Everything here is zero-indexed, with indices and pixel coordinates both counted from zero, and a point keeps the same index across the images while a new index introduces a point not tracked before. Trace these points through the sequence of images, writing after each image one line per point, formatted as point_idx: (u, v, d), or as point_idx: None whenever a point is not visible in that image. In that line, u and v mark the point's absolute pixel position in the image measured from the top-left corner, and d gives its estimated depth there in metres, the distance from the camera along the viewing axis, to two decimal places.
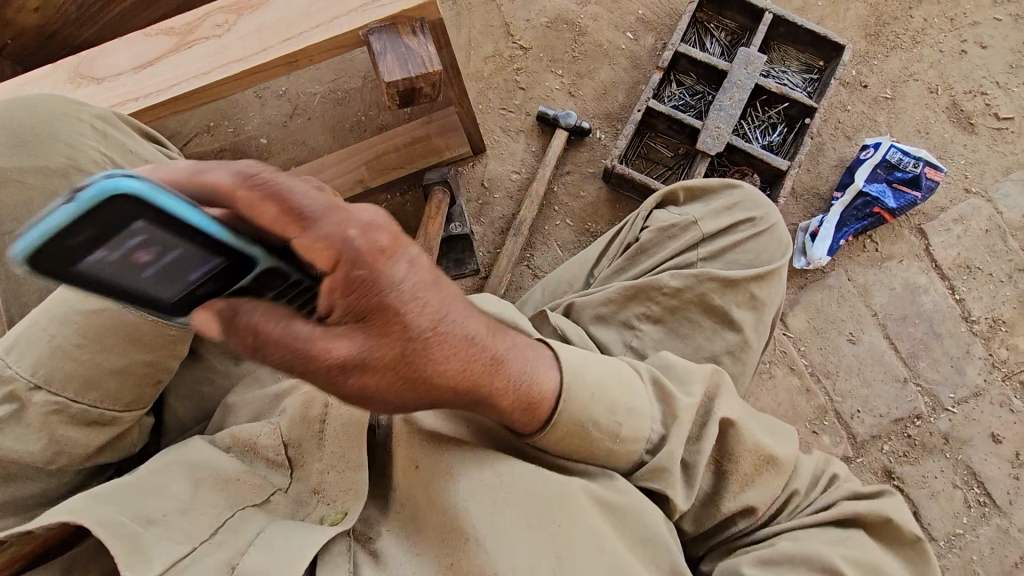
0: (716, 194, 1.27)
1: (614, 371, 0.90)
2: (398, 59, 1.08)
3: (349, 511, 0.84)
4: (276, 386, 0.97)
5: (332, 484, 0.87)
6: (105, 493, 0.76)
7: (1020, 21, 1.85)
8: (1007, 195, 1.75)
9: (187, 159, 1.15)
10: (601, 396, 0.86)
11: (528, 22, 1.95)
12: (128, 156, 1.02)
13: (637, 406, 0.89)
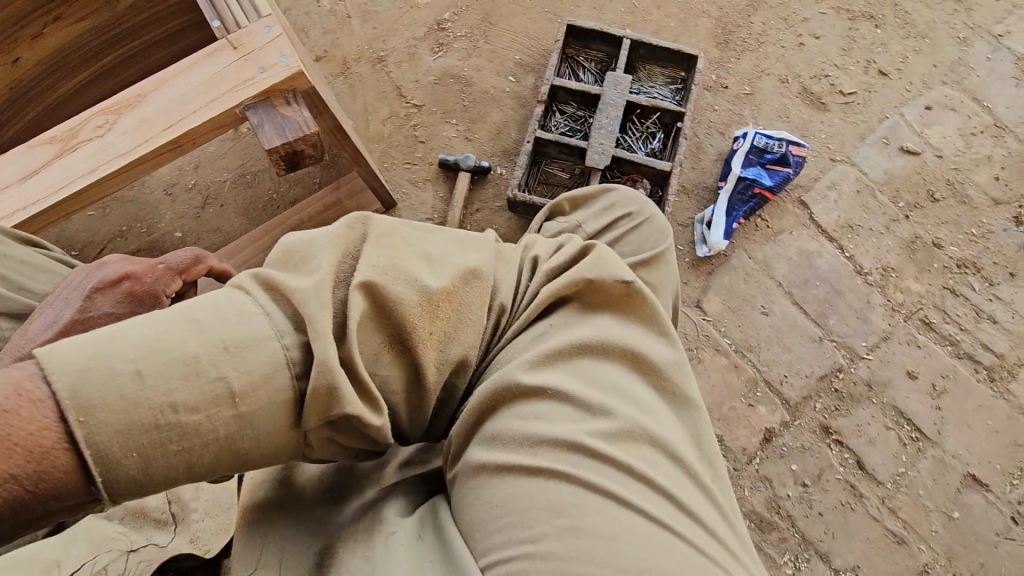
0: (595, 199, 1.39)
1: (227, 293, 0.70)
2: (277, 128, 1.19)
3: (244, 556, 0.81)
4: None
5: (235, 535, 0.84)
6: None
7: (843, 11, 2.11)
8: (867, 157, 1.95)
9: (66, 256, 1.19)
10: (175, 354, 0.64)
11: (417, 83, 2.11)
12: (1, 261, 1.05)
13: (279, 318, 0.70)
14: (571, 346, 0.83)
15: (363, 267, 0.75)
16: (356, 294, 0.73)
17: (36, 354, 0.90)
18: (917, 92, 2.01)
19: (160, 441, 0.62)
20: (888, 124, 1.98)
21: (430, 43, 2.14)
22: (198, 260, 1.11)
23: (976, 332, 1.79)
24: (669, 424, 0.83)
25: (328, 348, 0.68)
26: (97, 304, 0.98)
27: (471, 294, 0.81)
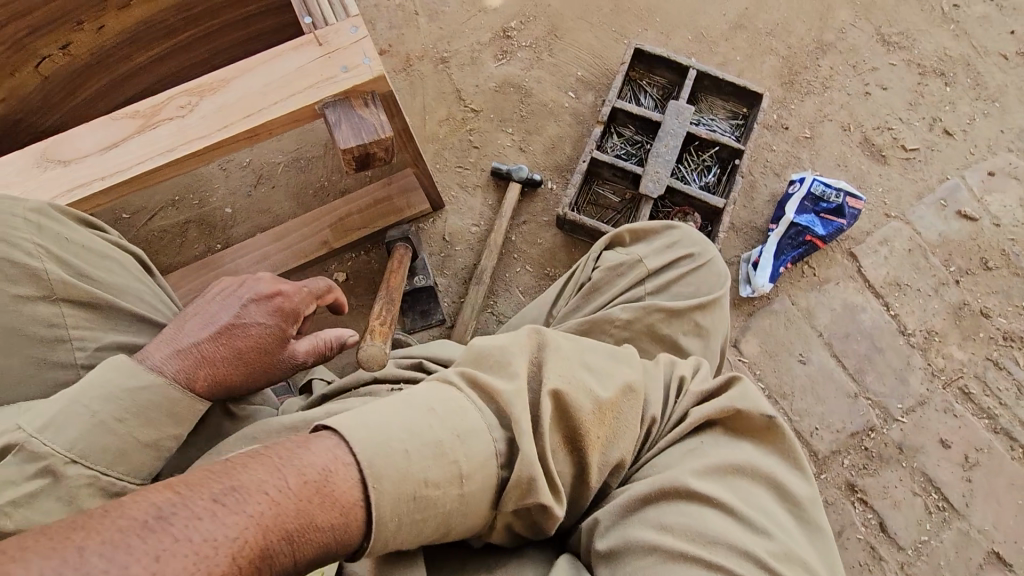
0: (657, 234, 1.40)
1: (439, 388, 0.80)
2: (353, 128, 1.19)
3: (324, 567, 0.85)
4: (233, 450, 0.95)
5: None
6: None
7: (914, 65, 2.08)
8: (923, 217, 1.93)
9: (125, 242, 1.20)
10: (423, 439, 0.74)
11: (478, 88, 2.11)
12: (65, 245, 1.06)
13: (487, 414, 0.79)
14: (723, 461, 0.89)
15: (549, 379, 0.83)
16: (548, 400, 0.81)
17: (192, 350, 0.97)
18: (981, 156, 1.98)
19: (410, 510, 0.72)
20: (947, 185, 1.95)
21: (494, 49, 2.14)
22: (330, 290, 1.20)
23: (1015, 408, 1.76)
24: (806, 545, 0.86)
25: (530, 444, 0.77)
26: (250, 314, 1.04)
27: (629, 407, 0.89)
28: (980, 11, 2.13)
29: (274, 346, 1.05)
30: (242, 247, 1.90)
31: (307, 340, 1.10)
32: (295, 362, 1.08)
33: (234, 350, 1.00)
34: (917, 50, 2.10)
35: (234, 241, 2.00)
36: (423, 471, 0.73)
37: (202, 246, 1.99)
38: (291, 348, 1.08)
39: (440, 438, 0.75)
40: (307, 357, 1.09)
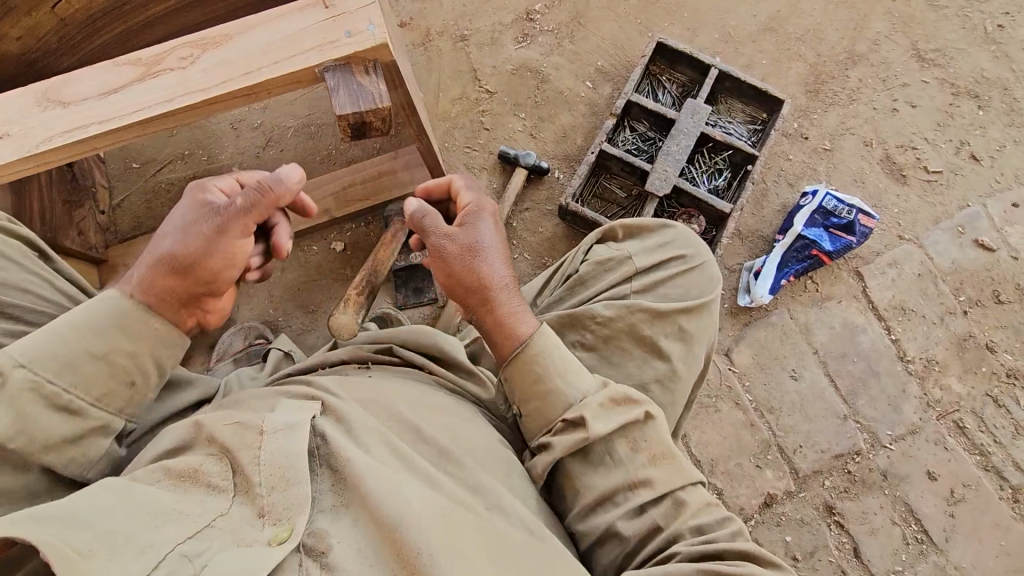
0: (651, 232, 1.35)
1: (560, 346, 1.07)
2: (351, 95, 1.18)
3: (297, 526, 0.77)
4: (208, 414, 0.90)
5: (274, 504, 0.79)
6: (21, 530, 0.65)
7: (947, 84, 2.00)
8: (937, 242, 1.86)
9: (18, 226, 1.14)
10: (563, 357, 1.05)
11: (495, 69, 2.08)
12: None
13: (588, 378, 1.05)
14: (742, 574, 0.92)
15: (617, 401, 1.04)
16: (603, 415, 1.02)
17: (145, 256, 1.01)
18: (1007, 185, 1.90)
19: (549, 373, 1.04)
20: (967, 213, 1.88)
21: (515, 31, 2.11)
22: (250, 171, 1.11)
23: (1011, 448, 1.70)
24: None
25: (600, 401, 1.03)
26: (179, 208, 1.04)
27: (669, 470, 1.03)
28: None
29: (197, 210, 1.00)
30: None
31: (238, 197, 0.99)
32: (228, 210, 0.98)
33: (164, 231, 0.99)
34: (953, 69, 2.01)
35: None
36: (539, 362, 1.05)
37: None
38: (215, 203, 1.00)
39: (542, 361, 1.05)
40: (242, 201, 0.97)
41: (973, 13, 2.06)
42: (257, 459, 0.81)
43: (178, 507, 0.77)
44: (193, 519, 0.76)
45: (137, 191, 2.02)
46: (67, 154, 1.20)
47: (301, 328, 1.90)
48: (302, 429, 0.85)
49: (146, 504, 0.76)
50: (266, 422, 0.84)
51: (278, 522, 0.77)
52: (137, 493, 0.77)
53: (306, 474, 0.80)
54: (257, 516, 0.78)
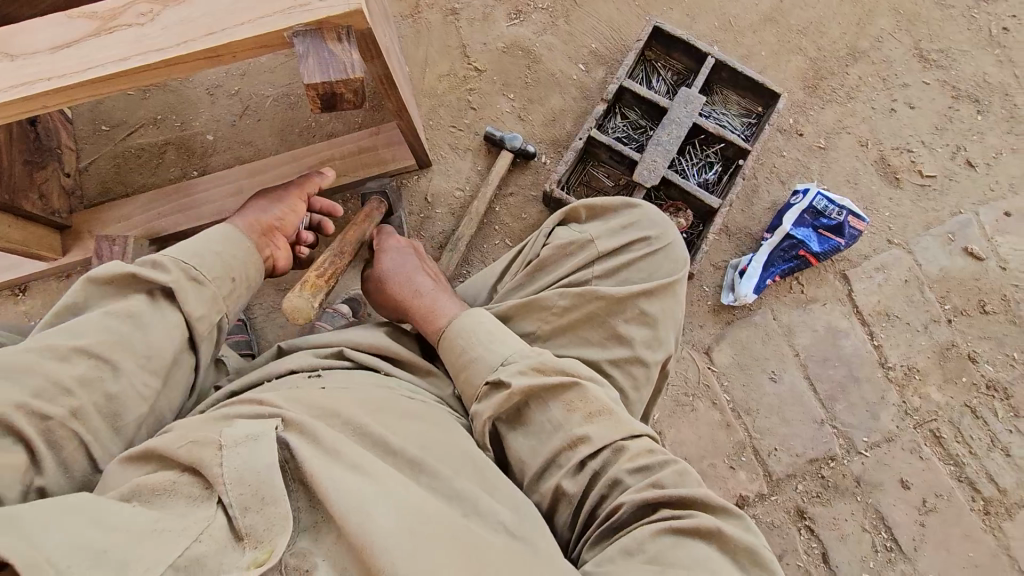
0: (616, 213, 1.28)
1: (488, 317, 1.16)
2: (320, 64, 1.11)
3: (277, 548, 0.74)
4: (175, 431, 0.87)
5: (253, 527, 0.76)
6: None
7: (948, 87, 1.95)
8: (926, 249, 1.83)
9: None
10: (490, 331, 1.12)
11: (485, 46, 2.00)
12: None
13: (517, 345, 1.11)
14: (682, 521, 0.92)
15: (540, 368, 1.05)
16: (525, 377, 1.05)
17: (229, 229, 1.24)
18: (1001, 193, 1.86)
19: (467, 345, 1.12)
20: (959, 220, 1.85)
21: (508, 8, 2.02)
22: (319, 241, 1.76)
23: (986, 460, 1.68)
24: None
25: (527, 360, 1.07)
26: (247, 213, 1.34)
27: (606, 423, 1.03)
28: None
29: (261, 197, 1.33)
30: (219, 176, 1.84)
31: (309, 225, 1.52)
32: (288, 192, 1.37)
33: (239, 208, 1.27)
34: (954, 72, 1.96)
35: (211, 169, 1.93)
36: (458, 336, 1.14)
37: (178, 170, 1.94)
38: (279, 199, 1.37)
39: (461, 333, 1.14)
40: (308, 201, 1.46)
41: (979, 14, 2.00)
42: (224, 479, 0.78)
43: (159, 523, 0.74)
44: (178, 532, 0.73)
45: (106, 155, 1.94)
46: (14, 111, 1.12)
47: (271, 305, 1.84)
48: (266, 443, 0.81)
49: (124, 519, 0.73)
50: (223, 437, 0.81)
51: (257, 545, 0.74)
52: (113, 508, 0.74)
53: (281, 490, 0.78)
54: (235, 538, 0.75)
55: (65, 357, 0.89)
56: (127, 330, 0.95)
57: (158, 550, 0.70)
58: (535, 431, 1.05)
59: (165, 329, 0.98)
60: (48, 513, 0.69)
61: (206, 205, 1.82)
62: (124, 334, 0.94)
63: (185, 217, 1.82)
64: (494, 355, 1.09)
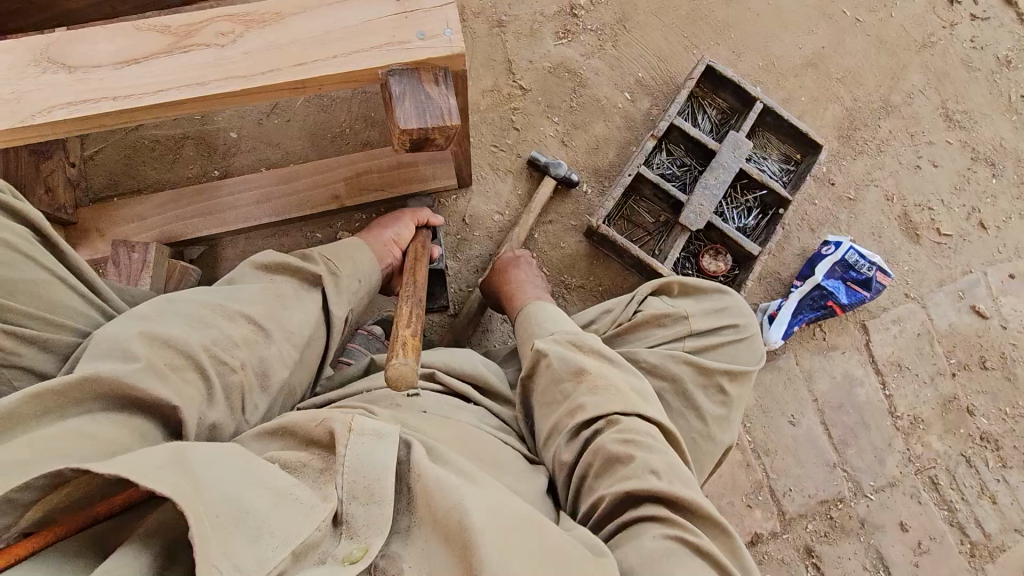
0: (706, 295, 1.42)
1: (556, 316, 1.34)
2: (417, 106, 1.05)
3: (373, 547, 0.84)
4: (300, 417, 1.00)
5: (354, 518, 0.86)
6: (170, 484, 0.75)
7: (968, 148, 2.04)
8: (938, 304, 1.93)
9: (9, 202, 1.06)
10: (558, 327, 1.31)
11: (531, 63, 1.94)
12: None
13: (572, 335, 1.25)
14: (674, 526, 0.94)
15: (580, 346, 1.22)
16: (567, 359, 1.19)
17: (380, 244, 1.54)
18: (1007, 256, 1.98)
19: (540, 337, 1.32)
20: (969, 279, 1.95)
21: (556, 26, 1.97)
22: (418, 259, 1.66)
23: (975, 507, 1.82)
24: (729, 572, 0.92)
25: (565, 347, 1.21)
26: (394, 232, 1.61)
27: (607, 394, 1.12)
28: None
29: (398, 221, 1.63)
30: (245, 180, 1.74)
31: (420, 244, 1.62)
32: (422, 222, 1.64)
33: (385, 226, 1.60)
34: (975, 134, 2.05)
35: (235, 170, 1.81)
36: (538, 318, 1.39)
37: (197, 167, 1.81)
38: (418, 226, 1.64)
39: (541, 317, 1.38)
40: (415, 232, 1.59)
41: (1001, 79, 2.09)
42: (341, 469, 0.89)
43: (295, 487, 0.85)
44: (304, 506, 0.83)
45: (115, 144, 1.79)
46: (68, 129, 1.01)
47: None
48: (387, 440, 0.92)
49: (270, 476, 0.84)
50: (355, 424, 0.93)
51: (354, 541, 0.85)
52: (263, 465, 0.86)
53: (387, 491, 0.88)
54: (337, 526, 0.86)
55: (233, 318, 1.12)
56: (278, 306, 1.21)
57: (288, 518, 0.81)
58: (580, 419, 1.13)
59: (303, 311, 1.24)
60: (215, 458, 0.84)
61: (233, 210, 1.71)
62: (276, 311, 1.19)
63: (209, 221, 1.70)
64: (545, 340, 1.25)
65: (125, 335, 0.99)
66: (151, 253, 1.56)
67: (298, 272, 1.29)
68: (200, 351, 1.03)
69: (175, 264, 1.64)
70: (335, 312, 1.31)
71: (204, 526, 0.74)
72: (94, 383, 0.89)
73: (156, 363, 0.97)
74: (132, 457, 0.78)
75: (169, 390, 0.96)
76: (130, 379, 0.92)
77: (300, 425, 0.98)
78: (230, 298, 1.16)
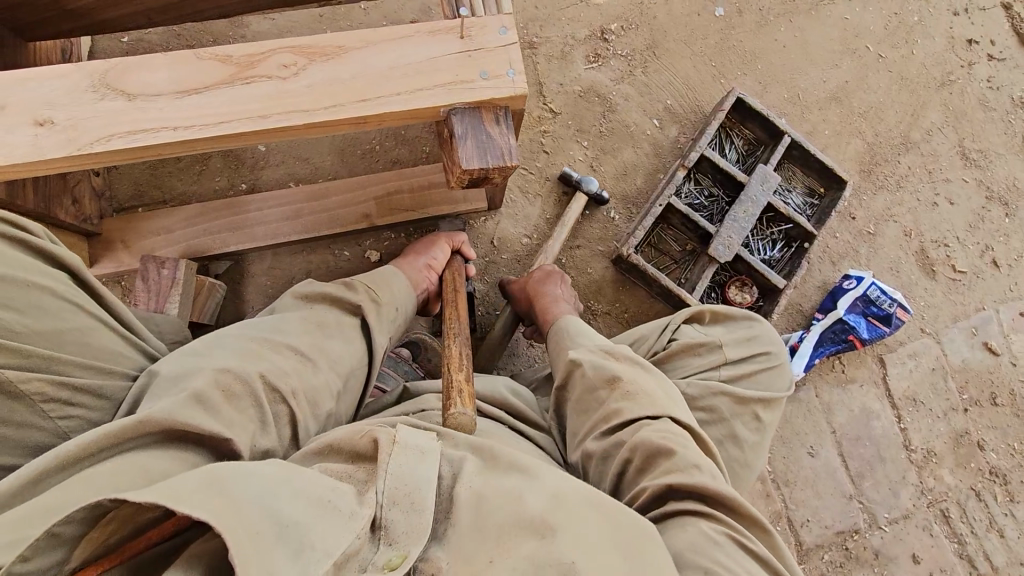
0: (737, 322, 1.39)
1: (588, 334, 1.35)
2: (478, 147, 1.03)
3: (412, 554, 0.79)
4: (337, 442, 0.97)
5: (393, 522, 0.82)
6: (206, 506, 0.68)
7: (983, 187, 2.08)
8: (953, 340, 1.96)
9: (50, 245, 1.03)
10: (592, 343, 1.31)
11: (561, 87, 1.94)
12: None
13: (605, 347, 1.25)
14: (716, 521, 0.93)
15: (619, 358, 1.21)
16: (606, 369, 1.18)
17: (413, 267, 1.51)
18: (1019, 294, 2.02)
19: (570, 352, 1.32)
20: (982, 316, 1.99)
21: (587, 50, 1.97)
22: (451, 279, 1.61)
23: (984, 540, 1.86)
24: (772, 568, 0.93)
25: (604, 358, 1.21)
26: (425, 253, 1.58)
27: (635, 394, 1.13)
28: None
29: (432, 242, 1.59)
30: (274, 196, 1.71)
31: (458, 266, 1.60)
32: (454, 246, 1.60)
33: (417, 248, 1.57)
34: (990, 173, 2.09)
35: (262, 186, 1.79)
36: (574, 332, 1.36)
37: (223, 179, 1.78)
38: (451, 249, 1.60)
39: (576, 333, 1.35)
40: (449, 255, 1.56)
41: (1015, 120, 2.13)
42: (382, 475, 0.85)
43: (334, 495, 0.80)
44: (344, 515, 0.78)
45: None
46: (124, 157, 0.99)
47: None
48: (431, 457, 0.89)
49: (307, 486, 0.79)
50: (400, 436, 0.90)
51: (393, 546, 0.80)
52: (298, 473, 0.81)
53: (429, 498, 0.85)
54: (375, 531, 0.80)
55: (281, 350, 1.10)
56: (325, 338, 1.18)
57: (332, 529, 0.75)
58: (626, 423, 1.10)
59: (348, 341, 1.21)
60: (246, 471, 0.77)
61: (260, 225, 1.69)
62: (325, 344, 1.16)
63: (236, 236, 1.68)
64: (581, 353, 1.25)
65: (181, 369, 0.98)
66: (180, 270, 1.54)
67: (339, 301, 1.25)
68: (255, 380, 1.01)
69: (203, 281, 1.62)
70: (377, 341, 1.26)
71: (246, 545, 0.66)
72: (151, 425, 0.85)
73: (207, 395, 0.94)
74: (163, 483, 0.70)
75: (223, 423, 0.92)
76: (184, 417, 0.88)
77: (346, 441, 0.94)
78: (274, 331, 1.14)
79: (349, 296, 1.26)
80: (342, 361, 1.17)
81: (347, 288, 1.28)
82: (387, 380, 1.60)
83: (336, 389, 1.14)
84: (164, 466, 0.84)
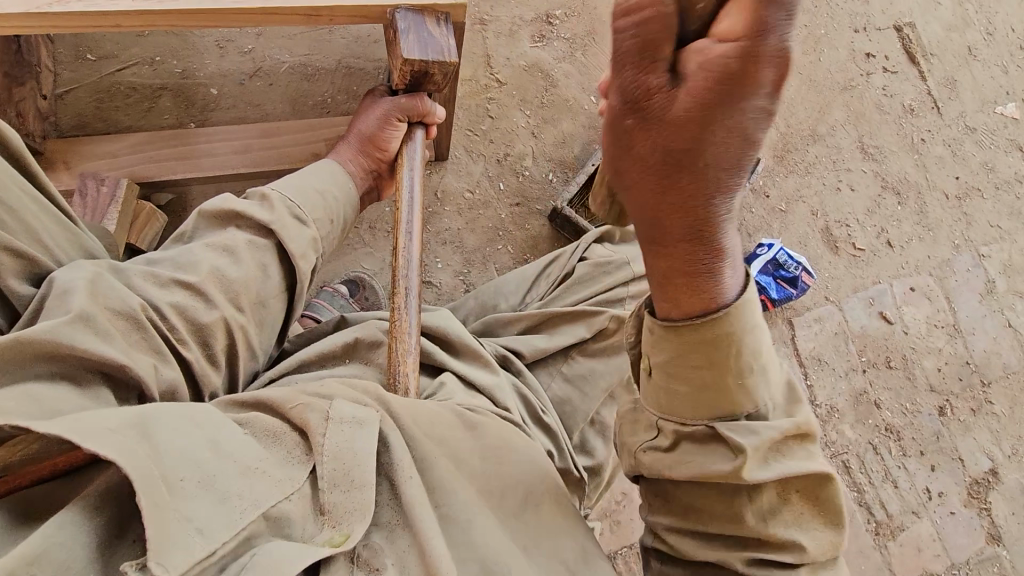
0: None
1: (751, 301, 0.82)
2: (420, 41, 1.15)
3: (353, 534, 0.81)
4: (262, 392, 0.94)
5: (337, 505, 0.83)
6: (120, 446, 0.70)
7: (880, 178, 2.32)
8: (853, 308, 2.18)
9: None
10: (763, 334, 0.81)
11: (508, 60, 2.09)
12: None
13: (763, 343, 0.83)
14: None
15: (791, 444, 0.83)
16: (759, 464, 0.81)
17: (350, 149, 1.38)
18: (910, 272, 2.26)
19: (717, 359, 0.79)
20: (878, 288, 2.21)
21: (532, 30, 2.14)
22: (389, 144, 1.38)
23: (880, 489, 2.03)
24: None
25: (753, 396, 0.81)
26: (365, 124, 1.37)
27: (758, 450, 0.81)
28: (939, 152, 2.39)
29: (372, 109, 1.37)
30: (226, 130, 1.74)
31: (401, 136, 1.36)
32: (389, 111, 1.34)
33: (356, 124, 1.39)
34: (886, 166, 2.34)
35: (212, 124, 1.85)
36: (740, 342, 0.78)
37: (173, 117, 1.84)
38: (385, 114, 1.34)
39: (739, 341, 0.78)
40: (377, 129, 1.35)
41: (906, 124, 2.39)
42: (320, 448, 0.85)
43: (262, 463, 0.82)
44: (270, 480, 0.81)
45: (88, 86, 1.80)
46: (83, 23, 1.13)
47: None
48: (368, 430, 0.89)
49: (233, 447, 0.81)
50: (333, 412, 0.89)
51: (335, 527, 0.82)
52: (231, 432, 0.83)
53: (369, 478, 0.85)
54: (318, 512, 0.83)
55: (167, 284, 1.02)
56: (221, 261, 1.08)
57: (256, 489, 0.79)
58: (713, 506, 0.85)
59: (254, 264, 1.12)
60: (177, 421, 0.79)
61: (209, 157, 1.70)
62: (218, 267, 1.07)
63: (183, 165, 1.70)
64: (755, 397, 0.82)
65: (72, 282, 0.92)
66: (121, 187, 1.57)
67: (253, 220, 1.14)
68: (140, 308, 0.96)
69: (144, 207, 1.65)
70: (299, 265, 1.17)
71: (158, 494, 0.70)
72: (30, 347, 0.82)
73: (95, 317, 0.90)
74: (81, 418, 0.72)
75: (110, 348, 0.90)
76: (68, 340, 0.85)
77: (278, 401, 0.92)
78: (175, 260, 1.06)
79: (263, 214, 1.14)
80: (282, 283, 1.17)
81: (261, 205, 1.16)
82: (322, 311, 1.65)
83: (265, 311, 1.15)
84: (54, 394, 0.83)
